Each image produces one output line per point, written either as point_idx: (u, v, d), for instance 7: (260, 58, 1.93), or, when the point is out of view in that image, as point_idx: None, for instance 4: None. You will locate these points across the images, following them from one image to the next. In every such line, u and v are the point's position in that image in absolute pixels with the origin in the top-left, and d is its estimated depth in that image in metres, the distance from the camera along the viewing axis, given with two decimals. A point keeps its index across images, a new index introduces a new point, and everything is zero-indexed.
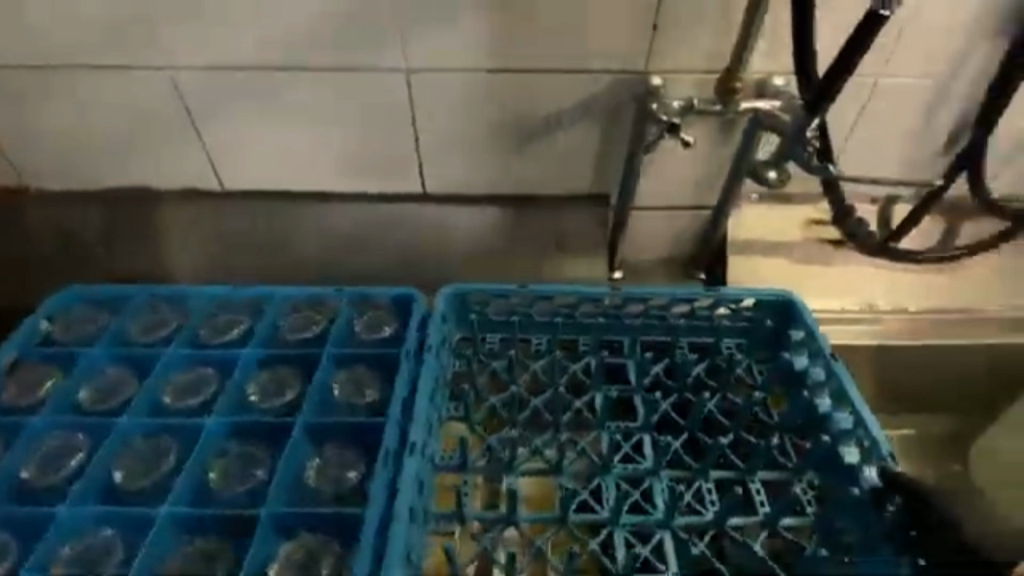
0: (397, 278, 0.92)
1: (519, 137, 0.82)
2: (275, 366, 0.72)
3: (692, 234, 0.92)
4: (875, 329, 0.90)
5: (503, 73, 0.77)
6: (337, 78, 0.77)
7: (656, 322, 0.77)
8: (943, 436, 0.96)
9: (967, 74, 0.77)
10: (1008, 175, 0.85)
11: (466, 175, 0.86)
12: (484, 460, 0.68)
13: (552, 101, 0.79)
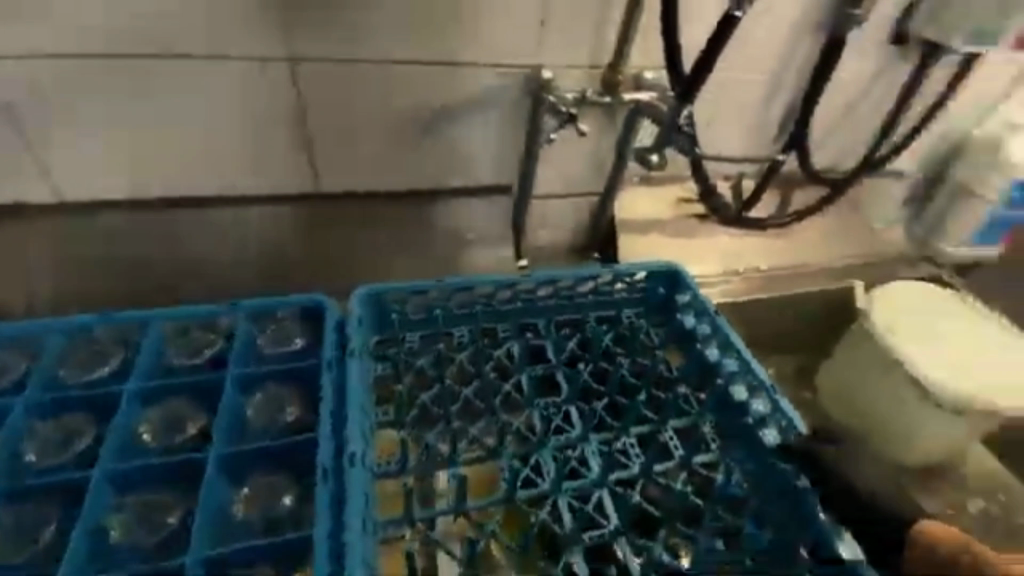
0: (309, 281, 0.94)
1: (419, 131, 0.84)
2: (167, 401, 0.64)
3: (585, 218, 1.00)
4: (724, 289, 1.03)
5: (400, 66, 0.78)
6: (221, 70, 0.73)
7: (567, 302, 0.83)
8: (793, 371, 1.18)
9: (794, 66, 0.92)
10: (824, 151, 1.06)
11: (368, 171, 0.86)
12: (422, 460, 0.67)
13: (448, 94, 0.81)
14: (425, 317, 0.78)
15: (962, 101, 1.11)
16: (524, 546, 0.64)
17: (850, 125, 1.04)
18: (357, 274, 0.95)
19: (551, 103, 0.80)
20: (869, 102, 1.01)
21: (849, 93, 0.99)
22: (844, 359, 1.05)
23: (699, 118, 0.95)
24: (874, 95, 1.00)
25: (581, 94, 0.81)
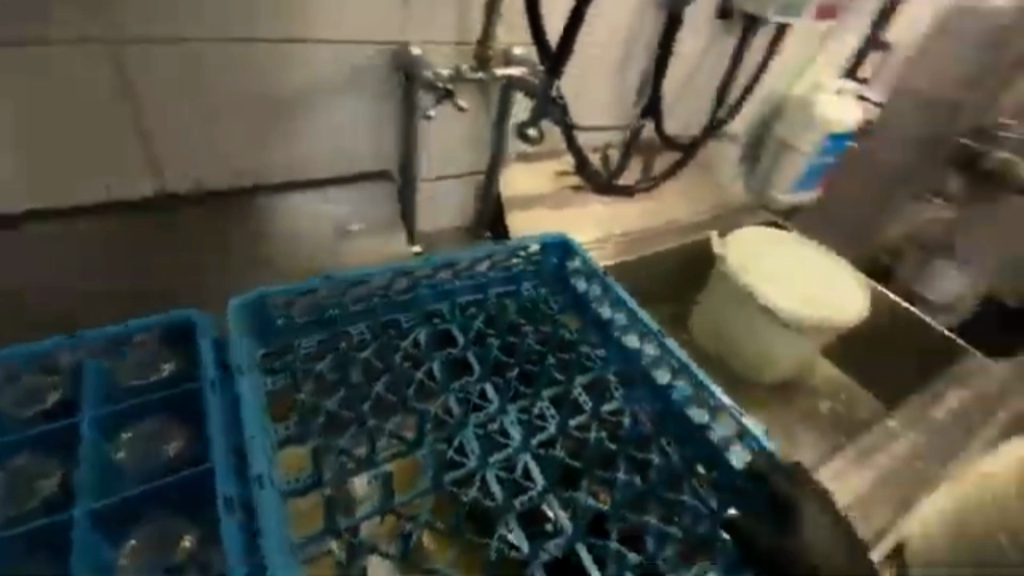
0: (168, 296, 0.78)
1: (281, 119, 0.78)
2: (13, 463, 0.55)
3: (474, 198, 1.00)
4: (598, 254, 1.10)
5: (250, 45, 0.71)
6: (14, 58, 0.61)
7: (467, 283, 0.83)
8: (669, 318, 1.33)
9: (642, 41, 1.00)
10: (675, 119, 1.18)
11: (229, 166, 0.80)
12: (338, 468, 0.63)
13: (309, 76, 0.76)
14: (319, 318, 0.73)
15: (775, 70, 1.31)
16: (459, 525, 0.64)
17: (694, 93, 1.16)
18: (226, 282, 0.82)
19: (424, 80, 0.78)
20: (707, 71, 1.14)
21: (690, 64, 1.10)
22: (712, 299, 1.23)
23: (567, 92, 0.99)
24: (710, 64, 1.12)
25: (455, 70, 0.79)
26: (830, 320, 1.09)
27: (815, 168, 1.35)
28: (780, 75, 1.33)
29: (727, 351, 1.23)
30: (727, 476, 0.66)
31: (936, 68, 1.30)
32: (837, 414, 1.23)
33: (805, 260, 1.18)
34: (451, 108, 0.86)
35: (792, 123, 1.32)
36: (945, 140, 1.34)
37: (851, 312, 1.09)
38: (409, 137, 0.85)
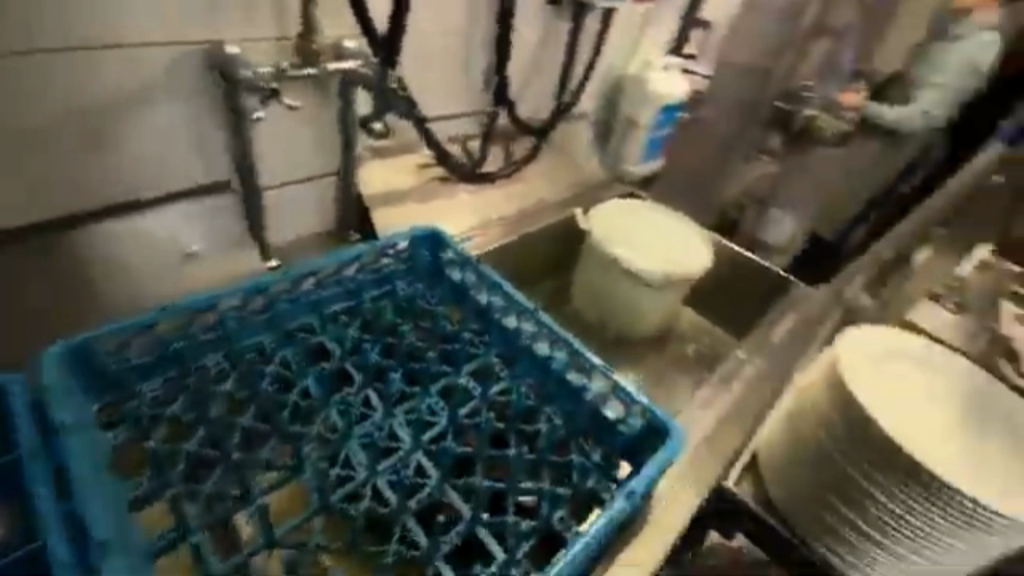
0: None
1: (73, 137, 0.67)
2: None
3: (331, 201, 0.95)
4: (475, 243, 1.11)
5: (15, 55, 0.60)
6: None
7: (334, 292, 0.80)
8: (552, 295, 1.43)
9: (480, 30, 1.02)
10: (527, 102, 1.22)
11: (12, 200, 0.66)
12: (203, 511, 0.59)
13: (103, 85, 0.67)
14: (158, 357, 0.67)
15: (610, 49, 1.40)
16: (354, 540, 0.63)
17: (539, 77, 1.21)
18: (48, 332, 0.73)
19: (245, 79, 0.72)
20: (548, 54, 1.19)
21: (531, 48, 1.14)
22: (586, 268, 1.32)
23: (412, 84, 0.98)
24: (550, 47, 1.18)
25: (280, 65, 0.75)
26: (682, 273, 1.23)
27: (655, 139, 1.50)
28: (616, 55, 1.43)
29: (603, 314, 1.34)
30: (608, 431, 0.72)
31: (751, 43, 1.60)
32: (702, 354, 1.39)
33: (658, 224, 1.31)
34: (282, 107, 0.80)
35: (631, 100, 1.46)
36: (763, 103, 1.62)
37: (697, 264, 1.24)
38: (243, 145, 0.78)
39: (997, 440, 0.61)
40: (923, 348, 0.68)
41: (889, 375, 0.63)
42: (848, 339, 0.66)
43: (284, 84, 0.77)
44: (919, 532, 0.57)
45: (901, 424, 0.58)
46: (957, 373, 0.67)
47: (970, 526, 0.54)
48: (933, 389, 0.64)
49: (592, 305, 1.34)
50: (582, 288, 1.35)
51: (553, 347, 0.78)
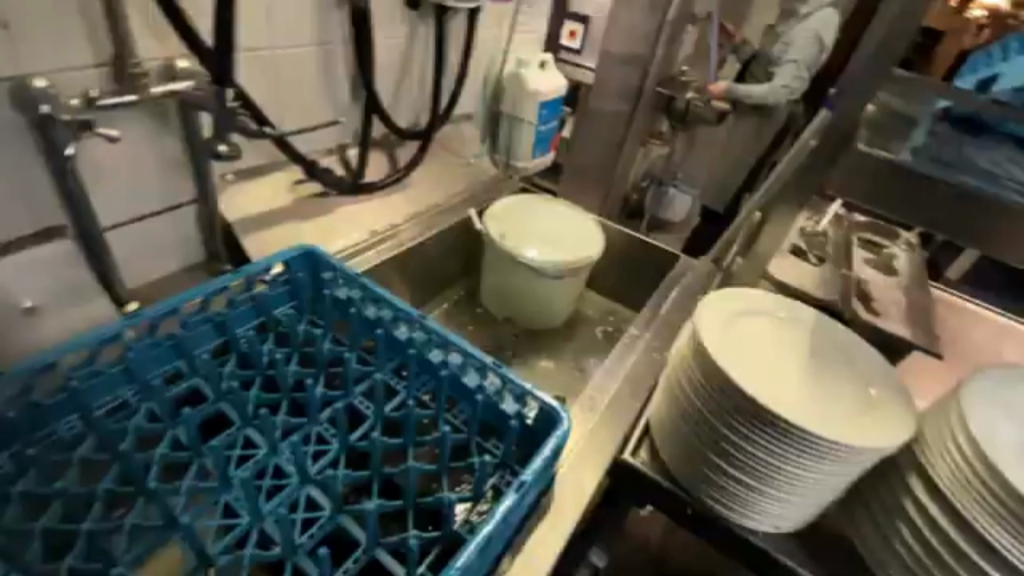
0: None
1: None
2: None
3: (193, 232, 0.91)
4: (380, 249, 1.09)
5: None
6: None
7: (202, 329, 0.77)
8: (463, 296, 1.45)
9: (337, 40, 0.98)
10: (403, 108, 1.21)
11: None
12: None
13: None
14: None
15: (485, 46, 1.40)
16: None
17: (411, 81, 1.19)
18: None
19: (44, 115, 0.64)
20: (417, 58, 1.17)
21: (397, 53, 1.13)
22: (492, 266, 1.33)
23: (269, 99, 0.93)
24: (419, 51, 1.16)
25: (91, 94, 0.68)
26: (577, 261, 1.26)
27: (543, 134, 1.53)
28: (492, 52, 1.44)
29: (513, 308, 1.35)
30: (505, 426, 0.72)
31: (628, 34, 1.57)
32: (612, 334, 1.44)
33: (550, 218, 1.34)
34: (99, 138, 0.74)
35: (514, 96, 1.47)
36: (645, 93, 1.51)
37: (590, 251, 1.28)
38: (73, 189, 0.70)
39: (837, 376, 0.66)
40: (772, 304, 0.74)
41: (740, 334, 0.68)
42: (702, 305, 0.70)
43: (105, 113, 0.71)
44: (777, 469, 0.61)
45: (752, 375, 0.63)
46: (795, 318, 0.73)
47: (818, 457, 0.59)
48: (779, 339, 0.70)
49: (501, 302, 1.35)
50: (491, 286, 1.36)
51: (441, 350, 0.78)
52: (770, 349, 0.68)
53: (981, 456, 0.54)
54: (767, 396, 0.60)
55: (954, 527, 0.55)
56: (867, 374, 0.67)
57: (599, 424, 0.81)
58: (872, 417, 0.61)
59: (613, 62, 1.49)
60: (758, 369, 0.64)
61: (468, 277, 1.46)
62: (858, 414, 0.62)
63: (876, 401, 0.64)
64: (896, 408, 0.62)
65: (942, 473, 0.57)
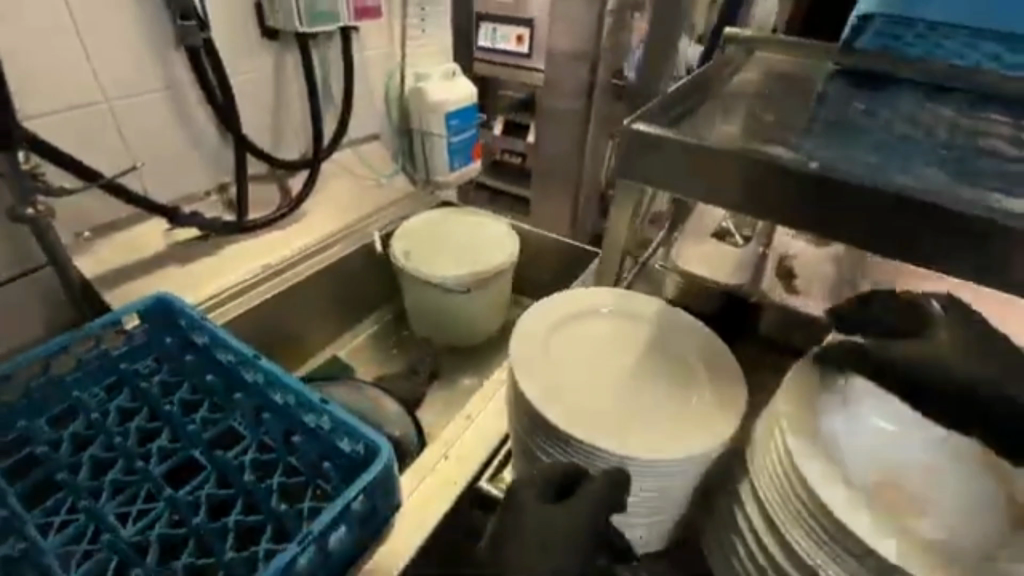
0: None
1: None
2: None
3: (53, 294, 0.89)
4: (266, 287, 1.06)
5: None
6: None
7: (42, 393, 0.73)
8: (392, 318, 1.41)
9: (186, 84, 0.97)
10: (287, 138, 1.20)
11: None
12: None
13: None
14: None
15: (376, 65, 1.38)
16: None
17: (290, 110, 1.18)
18: None
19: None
20: (292, 88, 1.16)
21: (267, 86, 1.11)
22: (408, 285, 1.26)
23: (117, 152, 0.92)
24: (292, 81, 1.15)
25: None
26: (488, 271, 1.21)
27: (458, 144, 1.49)
28: (388, 70, 1.41)
29: (435, 326, 1.29)
30: (346, 465, 0.68)
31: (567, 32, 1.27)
32: None
33: (461, 232, 1.29)
34: None
35: (419, 111, 1.44)
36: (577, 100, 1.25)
37: (504, 257, 1.24)
38: None
39: (663, 386, 0.63)
40: (612, 314, 0.71)
41: (563, 350, 0.66)
42: (524, 322, 0.68)
43: None
44: None
45: (559, 396, 0.60)
46: (634, 325, 0.70)
47: (638, 475, 0.56)
48: (608, 351, 0.67)
49: (425, 322, 1.30)
50: (412, 306, 1.29)
51: (281, 393, 0.73)
52: (594, 363, 0.65)
53: (797, 472, 0.49)
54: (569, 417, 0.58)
55: (779, 550, 0.50)
56: (698, 381, 0.64)
57: (457, 453, 0.75)
58: (689, 429, 0.58)
59: (562, 62, 1.32)
60: (570, 389, 0.61)
61: (393, 300, 1.41)
62: (675, 425, 0.58)
63: (699, 410, 0.60)
64: (717, 414, 0.59)
65: (768, 492, 0.52)
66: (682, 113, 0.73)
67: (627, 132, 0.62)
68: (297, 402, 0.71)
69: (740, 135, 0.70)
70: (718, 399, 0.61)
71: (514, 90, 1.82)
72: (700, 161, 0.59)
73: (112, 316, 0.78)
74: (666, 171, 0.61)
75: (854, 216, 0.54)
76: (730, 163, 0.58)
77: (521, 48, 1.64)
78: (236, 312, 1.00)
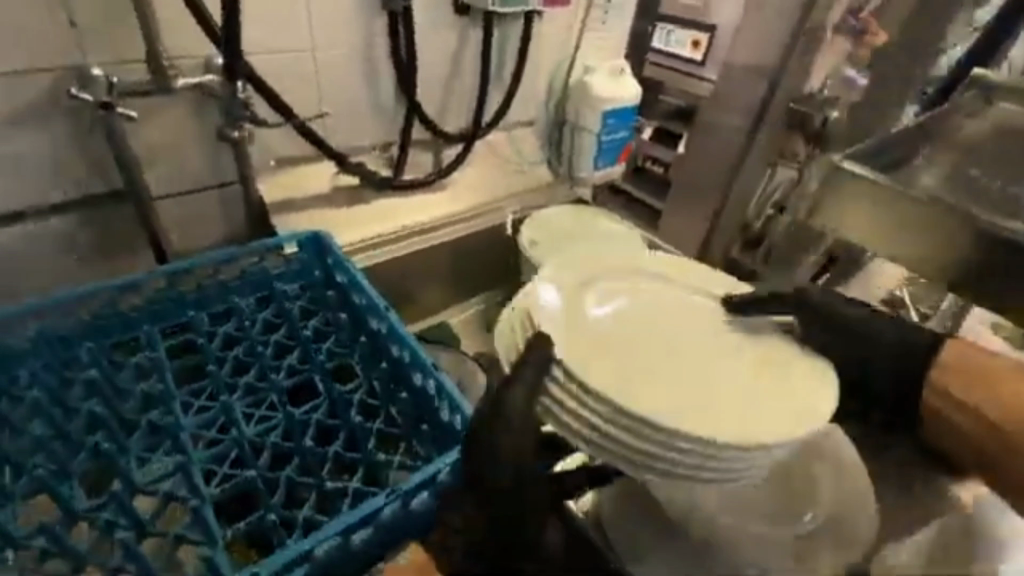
0: None
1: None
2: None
3: (234, 209, 0.99)
4: (403, 243, 1.13)
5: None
6: None
7: (210, 290, 0.85)
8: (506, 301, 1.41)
9: (378, 44, 1.04)
10: (453, 107, 1.24)
11: None
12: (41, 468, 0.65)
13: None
14: (33, 344, 0.73)
15: (551, 52, 1.38)
16: (147, 520, 0.62)
17: (463, 82, 1.21)
18: None
19: (92, 102, 0.77)
20: (467, 62, 1.19)
21: (444, 57, 1.16)
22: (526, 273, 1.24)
23: (308, 96, 1.02)
24: (469, 55, 1.19)
25: (113, 80, 0.78)
26: None
27: (609, 144, 1.46)
28: (561, 58, 1.41)
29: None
30: (447, 434, 0.69)
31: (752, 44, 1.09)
32: None
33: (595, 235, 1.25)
34: (144, 120, 0.84)
35: (578, 105, 1.41)
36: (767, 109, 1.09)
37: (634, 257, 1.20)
38: (128, 171, 0.84)
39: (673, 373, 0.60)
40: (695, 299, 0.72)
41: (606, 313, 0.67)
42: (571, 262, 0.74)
43: (145, 102, 0.83)
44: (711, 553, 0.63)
45: (568, 335, 0.62)
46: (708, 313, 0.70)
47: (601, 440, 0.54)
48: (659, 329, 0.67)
49: None
50: None
51: (400, 350, 0.76)
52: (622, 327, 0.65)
53: None
54: (572, 359, 0.58)
55: None
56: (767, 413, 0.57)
57: None
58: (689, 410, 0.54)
59: (739, 77, 1.12)
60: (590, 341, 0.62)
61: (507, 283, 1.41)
62: (706, 410, 0.57)
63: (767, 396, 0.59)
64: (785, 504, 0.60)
65: None
66: (891, 162, 0.62)
67: (833, 165, 0.57)
68: (413, 366, 0.74)
69: (971, 200, 0.57)
70: (807, 388, 0.60)
71: (674, 98, 1.53)
72: (929, 222, 0.52)
73: (276, 240, 0.86)
74: (880, 220, 0.55)
75: (977, 262, 0.51)
76: (962, 228, 0.51)
77: (694, 55, 1.45)
78: (372, 259, 1.08)
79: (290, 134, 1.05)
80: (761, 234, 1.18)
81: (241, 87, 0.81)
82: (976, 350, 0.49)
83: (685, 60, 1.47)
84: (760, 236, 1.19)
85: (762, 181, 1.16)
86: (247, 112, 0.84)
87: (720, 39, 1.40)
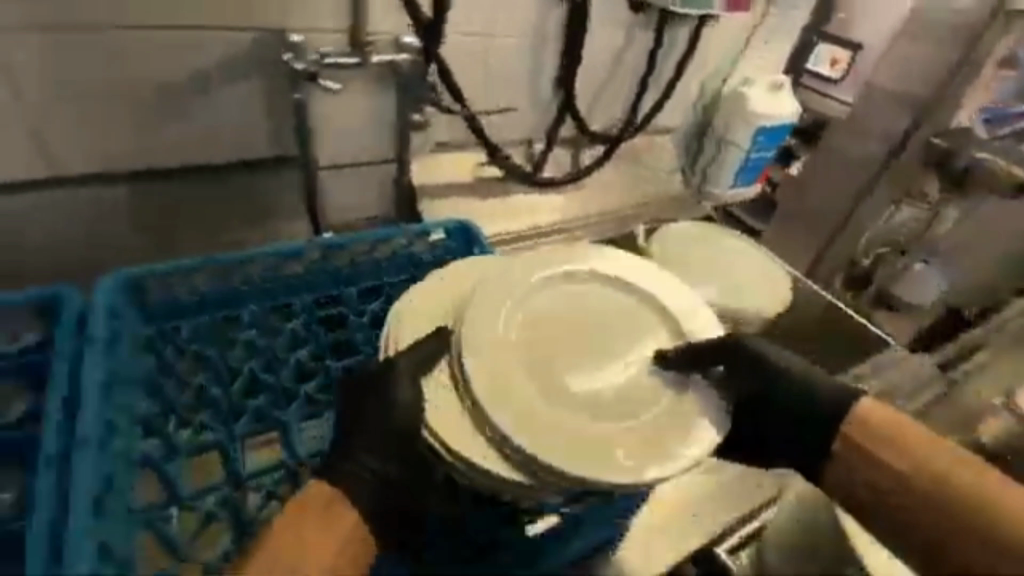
0: (97, 265, 0.88)
1: (156, 108, 0.79)
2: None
3: (384, 185, 1.00)
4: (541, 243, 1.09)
5: (110, 33, 0.72)
6: None
7: (361, 267, 0.84)
8: None
9: (548, 34, 1.00)
10: (602, 106, 1.16)
11: (126, 146, 0.80)
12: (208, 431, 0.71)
13: (182, 64, 0.77)
14: (202, 300, 0.75)
15: (711, 59, 1.28)
16: None
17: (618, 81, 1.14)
18: (140, 247, 0.89)
19: (300, 70, 0.77)
20: (628, 63, 1.12)
21: (605, 56, 1.09)
22: None
23: (469, 85, 0.98)
24: (631, 56, 1.11)
25: (321, 51, 0.78)
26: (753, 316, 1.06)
27: (752, 162, 1.36)
28: (721, 65, 1.31)
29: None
30: None
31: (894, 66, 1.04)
32: None
33: (731, 262, 1.13)
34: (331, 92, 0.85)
35: (728, 117, 1.31)
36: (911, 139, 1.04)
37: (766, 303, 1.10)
38: (303, 140, 0.84)
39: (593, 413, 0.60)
40: (630, 303, 0.71)
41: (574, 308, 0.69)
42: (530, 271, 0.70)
43: (335, 74, 0.81)
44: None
45: (480, 329, 0.62)
46: (600, 341, 0.66)
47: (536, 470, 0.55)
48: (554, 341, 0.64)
49: None
50: None
51: None
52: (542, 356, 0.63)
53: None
54: (466, 345, 0.60)
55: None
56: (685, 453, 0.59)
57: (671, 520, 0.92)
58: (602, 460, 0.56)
59: (879, 99, 1.07)
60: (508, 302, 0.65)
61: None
62: (558, 422, 0.57)
63: (616, 438, 0.58)
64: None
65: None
66: None
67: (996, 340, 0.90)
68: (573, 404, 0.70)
69: None
70: (666, 427, 0.59)
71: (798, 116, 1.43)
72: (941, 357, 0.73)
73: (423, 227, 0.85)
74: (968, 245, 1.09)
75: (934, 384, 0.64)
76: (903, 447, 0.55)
77: (833, 72, 1.37)
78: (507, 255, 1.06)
79: (445, 119, 1.03)
80: (870, 271, 1.18)
81: (433, 70, 0.86)
82: (943, 446, 0.54)
83: (814, 76, 1.40)
84: (866, 274, 1.19)
85: (880, 218, 1.12)
86: (433, 92, 0.89)
87: (866, 58, 1.34)
